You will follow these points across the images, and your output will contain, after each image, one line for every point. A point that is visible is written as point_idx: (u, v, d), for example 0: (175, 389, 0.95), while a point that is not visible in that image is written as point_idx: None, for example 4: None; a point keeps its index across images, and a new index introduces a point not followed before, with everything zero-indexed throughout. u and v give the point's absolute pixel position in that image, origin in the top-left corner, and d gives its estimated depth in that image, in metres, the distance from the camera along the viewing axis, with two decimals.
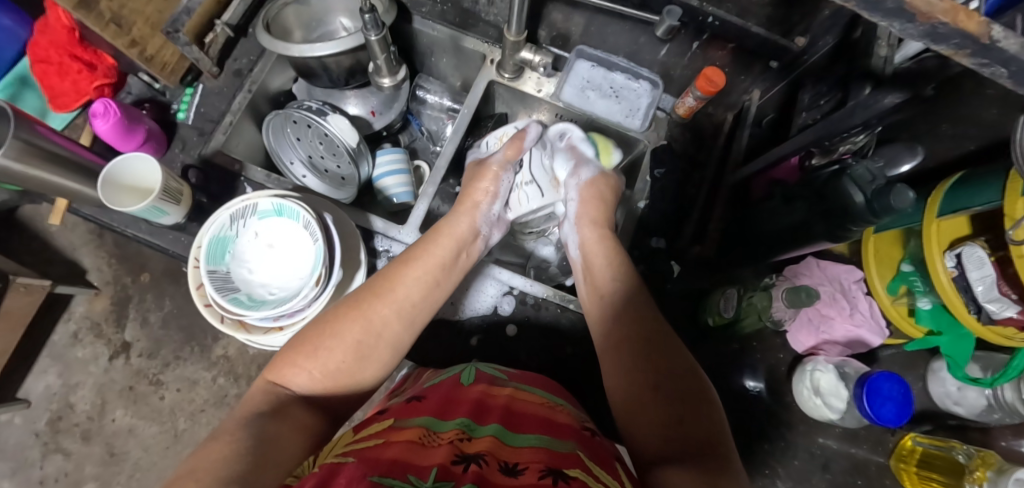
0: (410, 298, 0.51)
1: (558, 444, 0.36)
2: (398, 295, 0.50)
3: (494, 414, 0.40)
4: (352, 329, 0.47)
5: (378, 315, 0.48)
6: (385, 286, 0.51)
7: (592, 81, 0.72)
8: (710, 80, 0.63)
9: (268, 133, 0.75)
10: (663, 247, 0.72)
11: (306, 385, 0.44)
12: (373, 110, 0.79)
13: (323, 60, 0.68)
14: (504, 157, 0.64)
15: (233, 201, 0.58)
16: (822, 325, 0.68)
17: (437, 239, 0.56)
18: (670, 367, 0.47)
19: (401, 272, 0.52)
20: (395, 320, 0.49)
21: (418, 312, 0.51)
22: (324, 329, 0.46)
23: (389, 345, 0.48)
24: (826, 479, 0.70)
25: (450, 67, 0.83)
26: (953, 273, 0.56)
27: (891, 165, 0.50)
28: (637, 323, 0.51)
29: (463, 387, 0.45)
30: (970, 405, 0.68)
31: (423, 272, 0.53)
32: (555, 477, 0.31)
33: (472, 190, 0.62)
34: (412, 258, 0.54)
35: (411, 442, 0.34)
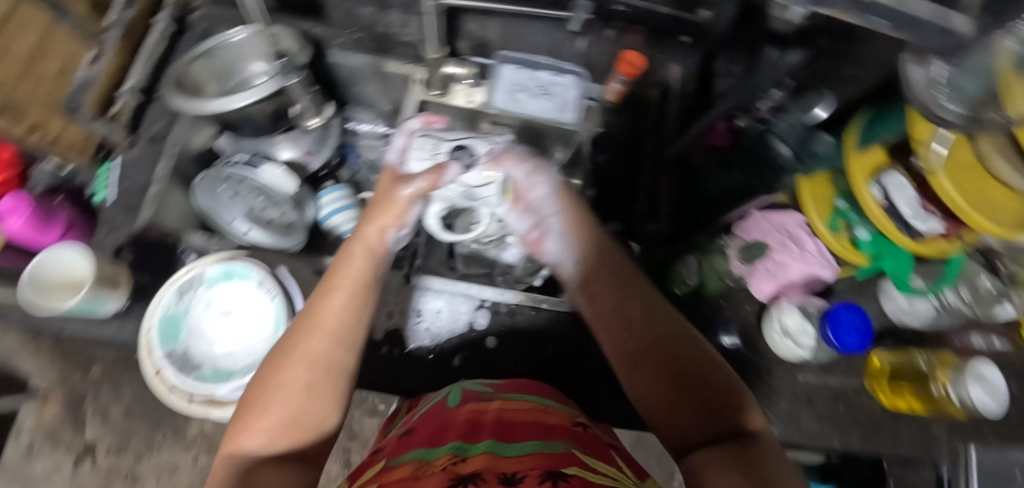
0: (340, 326, 0.39)
1: (552, 446, 0.38)
2: (329, 323, 0.38)
3: (486, 429, 0.40)
4: (292, 374, 0.37)
5: (312, 351, 0.37)
6: (308, 320, 0.39)
7: (520, 84, 0.72)
8: (632, 63, 0.67)
9: (199, 195, 0.71)
10: (620, 230, 0.72)
11: (255, 444, 0.35)
12: (307, 151, 0.76)
13: (243, 111, 0.65)
14: (421, 180, 0.46)
15: (179, 275, 0.56)
16: (779, 272, 0.72)
17: (352, 256, 0.42)
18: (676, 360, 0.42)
19: (324, 301, 0.39)
20: (329, 356, 0.38)
21: (357, 336, 0.39)
22: (263, 381, 0.37)
23: (339, 376, 0.38)
24: (812, 413, 0.74)
25: (377, 93, 0.82)
26: (882, 202, 0.60)
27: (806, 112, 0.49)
28: (626, 323, 0.45)
29: (450, 410, 0.45)
30: (920, 314, 0.75)
31: (346, 294, 0.40)
32: (555, 480, 0.33)
33: (378, 208, 0.45)
34: (332, 285, 0.40)
35: (404, 479, 0.34)
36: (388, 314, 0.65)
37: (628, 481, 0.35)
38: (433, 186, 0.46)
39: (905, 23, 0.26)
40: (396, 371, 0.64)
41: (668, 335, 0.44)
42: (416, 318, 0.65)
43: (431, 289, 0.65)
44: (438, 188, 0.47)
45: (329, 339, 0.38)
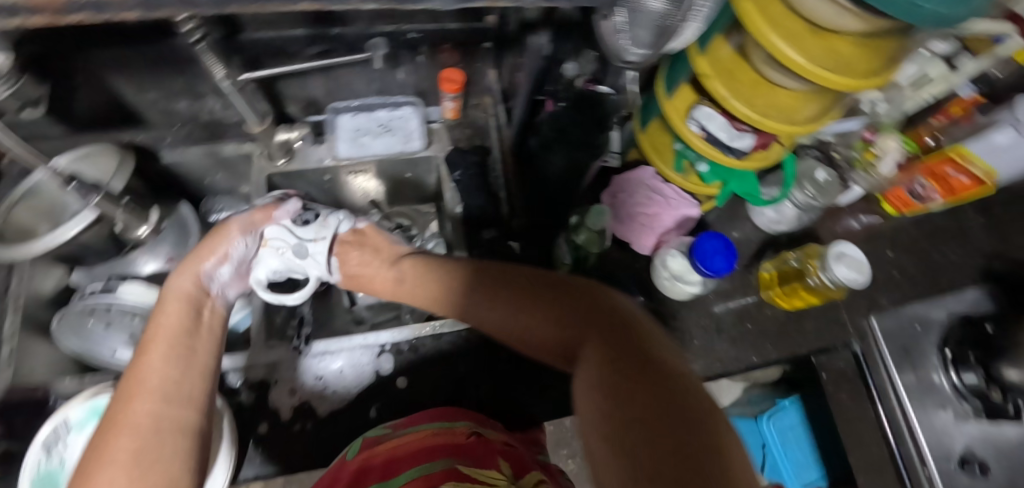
0: (164, 381, 0.44)
1: (435, 465, 0.39)
2: (151, 383, 0.43)
3: (375, 472, 0.41)
4: (121, 443, 0.39)
5: (137, 413, 0.41)
6: (129, 389, 0.43)
7: (361, 128, 0.75)
8: (451, 80, 0.70)
9: (67, 336, 0.67)
10: (497, 234, 0.74)
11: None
12: (169, 258, 0.73)
13: (76, 241, 0.63)
14: (248, 218, 0.61)
15: (42, 431, 0.54)
16: (654, 224, 0.77)
17: (168, 311, 0.50)
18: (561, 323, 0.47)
19: (144, 361, 0.45)
20: (163, 409, 0.42)
21: (187, 383, 0.45)
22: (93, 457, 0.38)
23: (175, 429, 0.41)
24: (725, 340, 0.78)
25: (229, 179, 0.81)
26: (701, 135, 0.67)
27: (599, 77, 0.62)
28: (493, 318, 0.50)
29: (343, 465, 0.46)
30: (787, 219, 0.82)
31: (166, 349, 0.46)
32: None
33: (207, 247, 0.57)
34: (148, 342, 0.47)
35: None
36: (290, 391, 0.64)
37: (504, 483, 0.37)
38: (257, 223, 0.62)
39: None
40: (315, 444, 0.62)
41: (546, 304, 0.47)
42: (321, 384, 0.64)
43: (328, 351, 0.65)
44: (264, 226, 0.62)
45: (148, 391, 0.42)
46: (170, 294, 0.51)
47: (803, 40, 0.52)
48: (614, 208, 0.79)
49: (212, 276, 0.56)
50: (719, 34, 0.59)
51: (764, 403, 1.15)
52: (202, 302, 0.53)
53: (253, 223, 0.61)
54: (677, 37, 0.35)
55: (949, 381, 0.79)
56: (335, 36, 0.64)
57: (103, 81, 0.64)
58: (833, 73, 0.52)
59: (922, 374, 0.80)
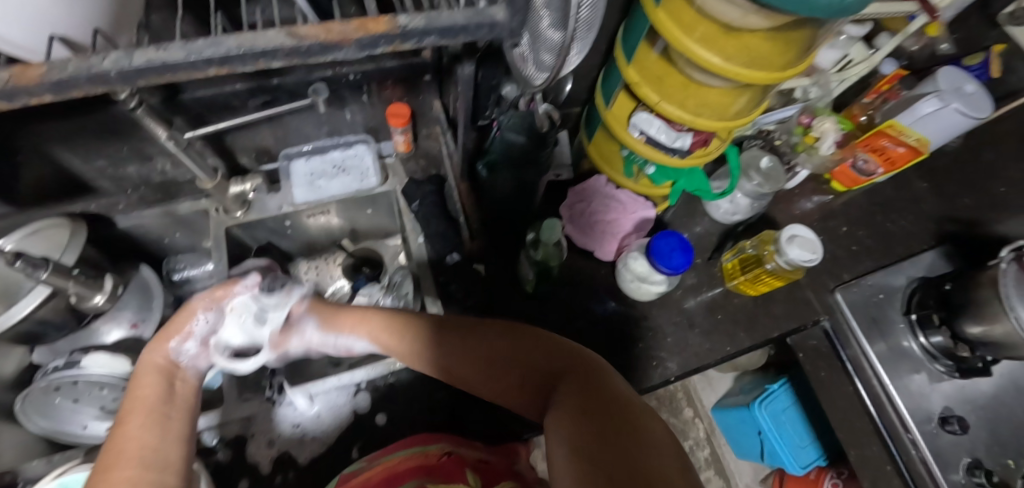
0: (146, 448, 0.44)
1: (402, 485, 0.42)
2: (128, 451, 0.43)
3: None
4: None
5: (120, 480, 0.41)
6: (108, 461, 0.43)
7: (315, 170, 0.76)
8: (398, 115, 0.72)
9: (34, 417, 0.67)
10: (461, 258, 0.75)
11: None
12: (133, 323, 0.72)
13: (33, 318, 0.62)
14: (209, 295, 0.58)
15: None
16: (613, 230, 0.79)
17: (144, 380, 0.50)
18: (530, 365, 0.49)
19: (124, 429, 0.45)
20: (144, 474, 0.42)
21: (167, 449, 0.45)
22: None
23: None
24: (697, 332, 0.80)
25: (190, 236, 0.81)
26: (643, 139, 0.69)
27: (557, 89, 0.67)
28: (468, 358, 0.51)
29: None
30: (742, 209, 0.85)
31: (146, 418, 0.47)
32: None
33: (173, 324, 0.55)
34: (127, 411, 0.47)
35: None
36: (269, 442, 0.63)
37: None
38: (220, 299, 0.58)
39: (451, 32, 0.31)
40: None
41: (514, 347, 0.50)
42: (300, 431, 0.64)
43: (299, 399, 0.64)
44: (226, 299, 0.58)
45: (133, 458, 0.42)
46: (143, 365, 0.51)
47: (716, 43, 0.55)
48: (573, 220, 0.81)
49: (181, 352, 0.54)
50: (643, 42, 0.62)
51: (754, 390, 1.16)
52: (176, 370, 0.53)
53: (217, 299, 0.58)
54: (573, 54, 0.38)
55: (919, 343, 0.79)
56: (276, 87, 0.65)
57: (48, 156, 0.64)
58: (748, 69, 0.55)
59: (891, 340, 0.80)
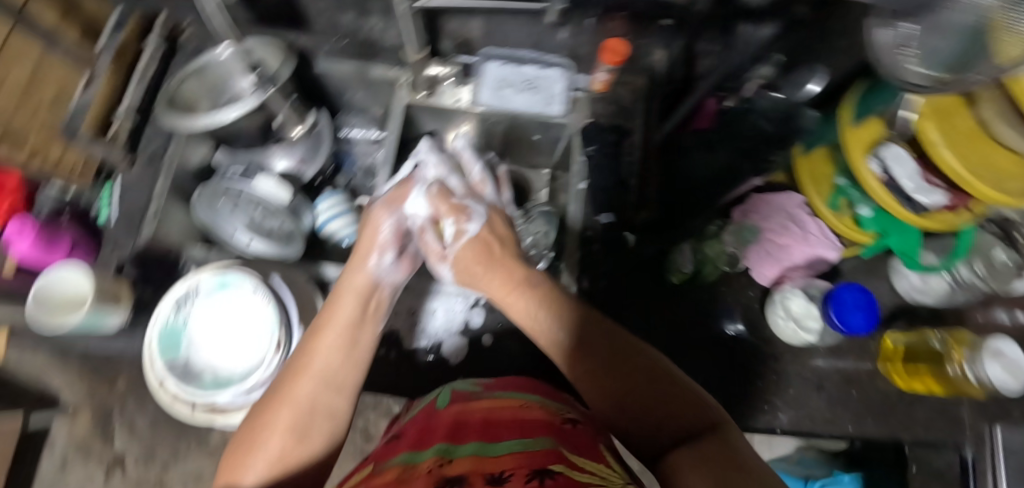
0: (327, 367, 0.39)
1: (537, 442, 0.38)
2: (311, 366, 0.39)
3: (471, 431, 0.41)
4: (280, 415, 0.38)
5: (302, 395, 0.38)
6: (296, 365, 0.40)
7: (506, 80, 0.72)
8: (615, 51, 0.66)
9: (199, 209, 0.72)
10: (614, 221, 0.73)
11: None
12: (299, 160, 0.77)
13: (235, 124, 0.66)
14: (387, 201, 0.53)
15: (176, 287, 0.57)
16: (781, 255, 0.70)
17: (340, 298, 0.45)
18: (639, 403, 0.38)
19: (314, 343, 0.41)
20: (331, 399, 0.39)
21: (349, 375, 0.41)
22: (255, 423, 0.38)
23: (333, 422, 0.39)
24: (824, 398, 0.72)
25: (367, 99, 0.83)
26: (881, 177, 0.58)
27: (799, 88, 0.65)
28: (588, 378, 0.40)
29: (433, 414, 0.45)
30: (933, 292, 0.72)
31: (337, 335, 0.41)
32: (541, 477, 0.33)
33: (364, 243, 0.50)
34: (319, 327, 0.42)
35: (392, 481, 0.36)
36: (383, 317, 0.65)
37: (615, 478, 0.36)
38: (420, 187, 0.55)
39: None
40: (395, 372, 0.64)
41: (636, 376, 0.39)
42: (413, 318, 0.66)
43: (426, 291, 0.65)
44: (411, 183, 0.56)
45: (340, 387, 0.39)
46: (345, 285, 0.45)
47: None
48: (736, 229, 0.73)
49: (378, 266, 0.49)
50: None
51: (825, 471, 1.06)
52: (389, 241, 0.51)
53: (396, 198, 0.53)
54: None
55: None
56: None
57: None
58: None
59: None
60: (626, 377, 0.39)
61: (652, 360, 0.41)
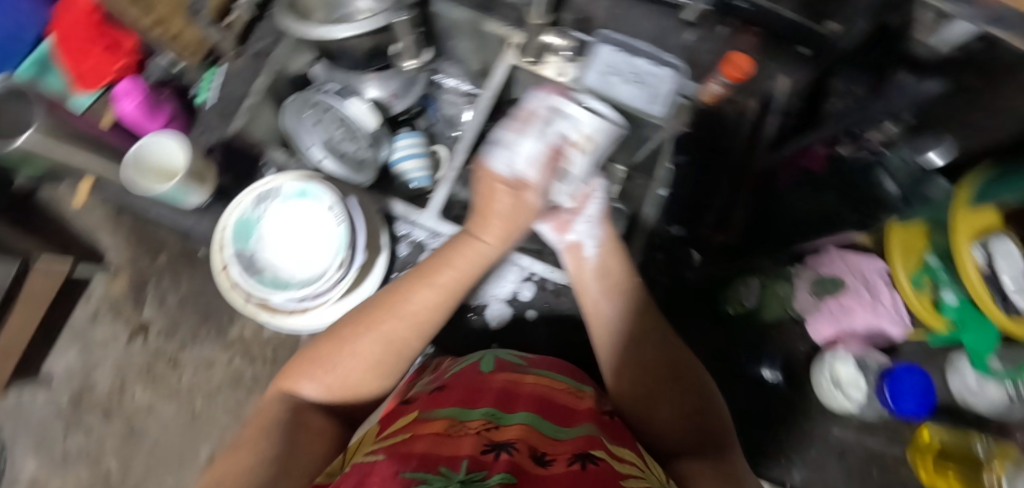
0: (417, 315, 0.45)
1: (581, 428, 0.39)
2: (405, 304, 0.45)
3: (517, 402, 0.42)
4: (363, 343, 0.43)
5: (387, 328, 0.44)
6: (390, 299, 0.45)
7: (614, 66, 0.71)
8: (738, 66, 0.65)
9: (285, 116, 0.74)
10: (684, 235, 0.71)
11: (312, 396, 0.42)
12: (392, 94, 0.78)
13: (343, 42, 0.66)
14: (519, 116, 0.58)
15: (259, 184, 0.58)
16: (842, 316, 0.67)
17: (449, 254, 0.48)
18: (674, 402, 0.42)
19: (412, 288, 0.46)
20: (406, 339, 0.44)
21: (432, 325, 0.46)
22: (329, 342, 0.44)
23: (404, 359, 0.45)
24: (842, 469, 0.70)
25: (469, 51, 0.82)
26: (982, 268, 0.55)
27: (922, 153, 0.55)
28: (633, 358, 0.45)
29: (481, 377, 0.46)
30: (987, 399, 0.65)
31: (435, 286, 0.46)
32: (584, 461, 0.34)
33: (486, 189, 0.52)
34: (422, 273, 0.47)
35: (439, 432, 0.36)
36: None
37: (648, 468, 0.35)
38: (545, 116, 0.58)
39: None
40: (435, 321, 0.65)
41: (678, 374, 0.44)
42: None
43: None
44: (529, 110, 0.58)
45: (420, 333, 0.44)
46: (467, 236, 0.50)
47: None
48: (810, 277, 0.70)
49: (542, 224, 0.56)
50: None
51: None
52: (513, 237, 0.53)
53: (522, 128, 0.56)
54: None
55: None
56: None
57: None
58: None
59: None
60: (670, 367, 0.44)
61: (697, 368, 0.45)
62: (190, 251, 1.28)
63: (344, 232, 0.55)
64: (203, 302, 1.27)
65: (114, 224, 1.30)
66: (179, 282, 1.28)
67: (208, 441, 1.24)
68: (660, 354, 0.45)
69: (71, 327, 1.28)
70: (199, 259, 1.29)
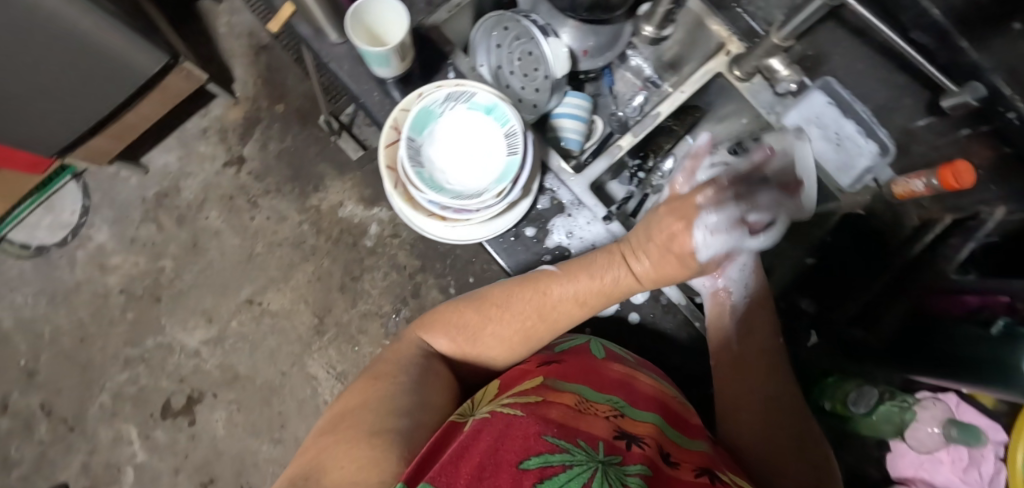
0: (552, 309, 0.53)
1: (695, 445, 0.40)
2: (546, 297, 0.53)
3: (637, 396, 0.43)
4: (498, 322, 0.52)
5: (518, 312, 0.52)
6: (532, 288, 0.53)
7: (820, 119, 0.68)
8: (956, 176, 0.56)
9: (479, 28, 0.74)
10: (811, 311, 0.69)
11: (442, 348, 0.54)
12: (585, 50, 0.76)
13: None
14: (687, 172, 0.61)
15: (452, 81, 0.57)
16: (928, 462, 0.65)
17: (598, 268, 0.54)
18: (772, 430, 0.54)
19: (551, 286, 0.53)
20: (535, 326, 0.53)
21: (560, 323, 0.53)
22: (470, 312, 0.53)
23: (532, 345, 0.54)
24: None
25: (675, 41, 0.77)
26: None
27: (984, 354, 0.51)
28: (745, 386, 0.56)
29: (599, 361, 0.47)
30: None
31: (574, 289, 0.53)
32: (711, 478, 0.34)
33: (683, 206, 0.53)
34: (563, 278, 0.53)
35: (572, 403, 0.37)
36: (567, 233, 0.64)
37: None
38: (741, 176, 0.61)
39: None
40: None
41: (781, 410, 0.55)
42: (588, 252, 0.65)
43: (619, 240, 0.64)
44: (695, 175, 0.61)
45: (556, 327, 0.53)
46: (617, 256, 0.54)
47: None
48: (937, 413, 0.63)
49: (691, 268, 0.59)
50: None
51: None
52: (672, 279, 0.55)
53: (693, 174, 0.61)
54: None
55: None
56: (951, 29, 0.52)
57: None
58: None
59: None
60: (770, 399, 0.56)
61: (797, 412, 0.56)
62: (306, 111, 1.33)
63: (513, 165, 0.55)
64: (299, 161, 1.32)
65: (252, 58, 1.35)
66: (286, 134, 1.33)
67: (253, 284, 1.31)
68: (768, 399, 0.56)
69: (181, 132, 1.35)
70: (311, 122, 1.34)
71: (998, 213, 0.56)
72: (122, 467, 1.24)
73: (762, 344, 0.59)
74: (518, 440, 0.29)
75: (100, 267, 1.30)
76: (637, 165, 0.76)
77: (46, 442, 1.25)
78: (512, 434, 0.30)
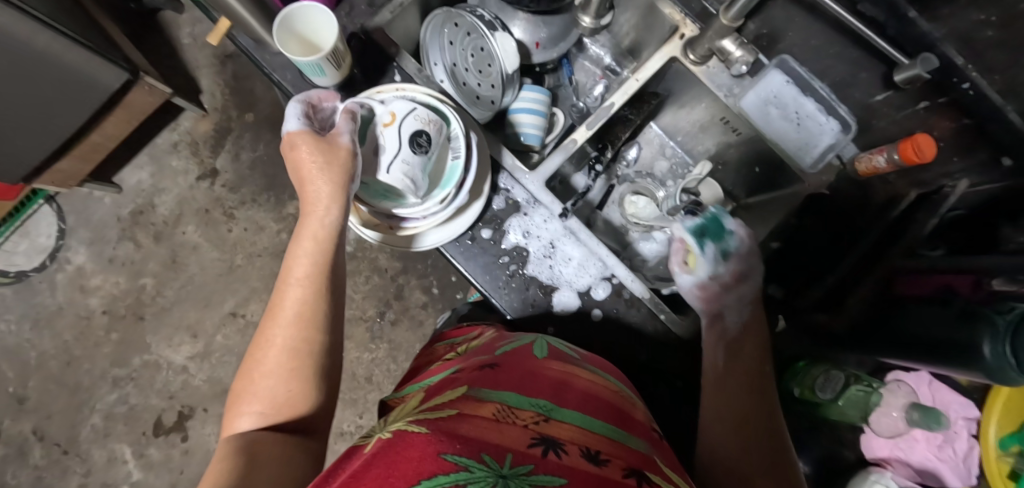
0: (298, 301, 0.48)
1: (632, 442, 0.39)
2: (279, 309, 0.49)
3: (571, 397, 0.42)
4: (271, 359, 0.46)
5: (272, 338, 0.47)
6: (271, 313, 0.49)
7: (780, 99, 0.66)
8: (917, 150, 0.54)
9: (427, 28, 0.71)
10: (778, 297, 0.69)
11: (251, 427, 0.43)
12: (538, 42, 0.74)
13: None
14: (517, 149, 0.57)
15: (387, 88, 0.61)
16: (903, 442, 0.64)
17: (301, 242, 0.52)
18: (744, 451, 0.52)
19: (284, 292, 0.49)
20: (290, 327, 0.47)
21: (316, 308, 0.49)
22: (251, 374, 0.46)
23: (319, 353, 0.47)
24: None
25: (628, 25, 0.75)
26: None
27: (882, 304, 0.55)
28: (725, 405, 0.54)
29: (535, 365, 0.45)
30: None
31: (303, 281, 0.49)
32: (638, 478, 0.34)
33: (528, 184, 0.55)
34: (286, 275, 0.50)
35: (492, 414, 0.36)
36: (525, 231, 0.63)
37: None
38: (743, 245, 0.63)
39: None
40: (501, 284, 0.63)
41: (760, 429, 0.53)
42: (547, 251, 0.63)
43: (576, 236, 0.63)
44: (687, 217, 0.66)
45: (304, 315, 0.48)
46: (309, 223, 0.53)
47: None
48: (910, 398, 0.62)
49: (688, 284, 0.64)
50: None
51: None
52: (350, 194, 0.54)
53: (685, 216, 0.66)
54: None
55: None
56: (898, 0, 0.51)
57: None
58: None
59: None
60: (747, 416, 0.54)
61: (774, 430, 0.54)
62: (277, 119, 1.33)
63: (422, 164, 0.54)
64: (272, 170, 1.31)
65: (217, 68, 1.33)
66: (257, 144, 1.32)
67: (236, 296, 1.30)
68: (751, 422, 0.54)
69: (151, 148, 1.33)
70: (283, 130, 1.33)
71: (961, 187, 0.56)
72: (119, 486, 1.25)
73: (754, 365, 0.57)
74: (412, 462, 0.28)
75: (81, 289, 1.30)
76: (596, 157, 0.74)
77: (42, 467, 1.25)
78: (410, 454, 0.29)
